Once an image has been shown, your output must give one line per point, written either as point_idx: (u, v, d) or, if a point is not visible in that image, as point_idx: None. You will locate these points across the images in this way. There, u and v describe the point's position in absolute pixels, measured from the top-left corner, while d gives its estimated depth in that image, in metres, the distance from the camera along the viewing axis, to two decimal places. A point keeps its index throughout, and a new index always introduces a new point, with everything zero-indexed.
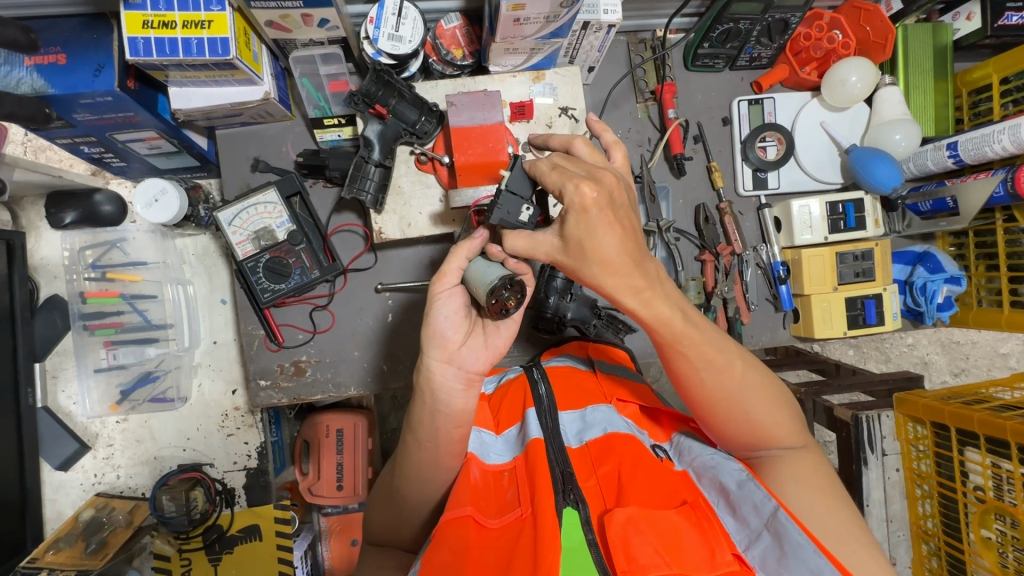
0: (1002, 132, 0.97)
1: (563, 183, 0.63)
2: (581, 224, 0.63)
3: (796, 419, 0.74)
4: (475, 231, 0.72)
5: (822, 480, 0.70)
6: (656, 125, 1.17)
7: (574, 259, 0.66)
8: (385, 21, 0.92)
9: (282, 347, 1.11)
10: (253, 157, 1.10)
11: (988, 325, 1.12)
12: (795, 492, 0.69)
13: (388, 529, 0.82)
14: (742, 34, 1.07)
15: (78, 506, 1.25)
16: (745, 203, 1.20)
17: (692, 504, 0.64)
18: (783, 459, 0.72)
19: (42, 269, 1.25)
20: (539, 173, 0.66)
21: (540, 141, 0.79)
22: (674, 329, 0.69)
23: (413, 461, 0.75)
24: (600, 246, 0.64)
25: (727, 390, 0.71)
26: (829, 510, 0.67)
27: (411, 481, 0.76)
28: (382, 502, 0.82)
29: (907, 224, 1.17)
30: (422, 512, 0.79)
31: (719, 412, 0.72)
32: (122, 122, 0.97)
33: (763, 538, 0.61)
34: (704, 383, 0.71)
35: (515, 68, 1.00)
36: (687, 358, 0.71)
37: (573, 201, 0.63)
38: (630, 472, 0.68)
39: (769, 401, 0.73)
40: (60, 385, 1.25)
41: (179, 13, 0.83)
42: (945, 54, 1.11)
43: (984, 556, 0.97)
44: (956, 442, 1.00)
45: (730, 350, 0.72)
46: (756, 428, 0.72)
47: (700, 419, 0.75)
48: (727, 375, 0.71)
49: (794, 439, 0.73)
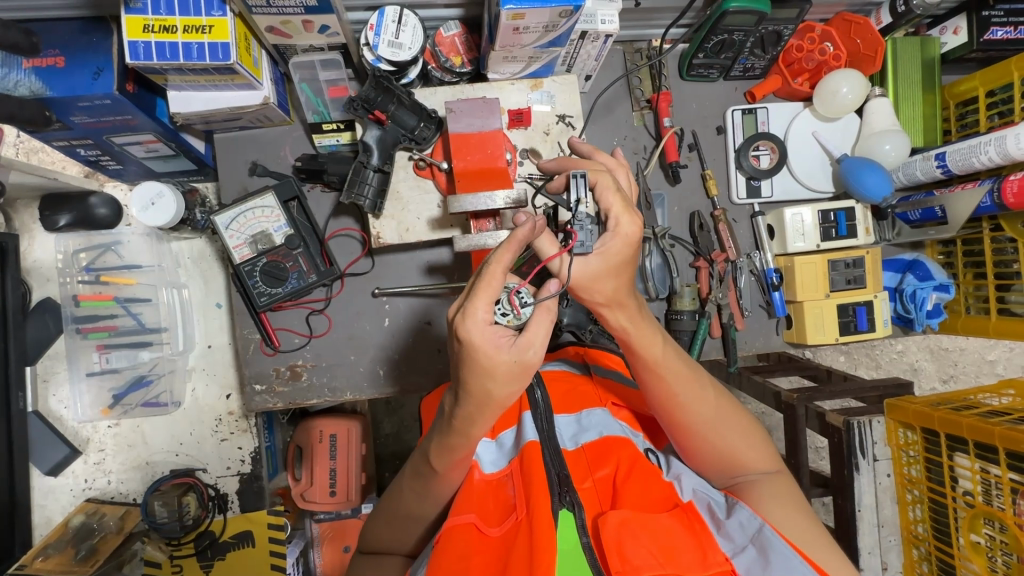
0: (989, 144, 0.99)
1: (623, 215, 0.66)
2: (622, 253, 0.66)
3: (767, 444, 0.75)
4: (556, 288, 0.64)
5: (797, 501, 0.71)
6: (652, 133, 1.19)
7: (592, 277, 0.66)
8: (385, 28, 0.93)
9: (278, 351, 1.11)
10: (251, 161, 1.10)
11: (976, 332, 1.14)
12: (777, 514, 0.68)
13: (390, 540, 0.81)
14: (736, 45, 1.09)
15: (69, 512, 1.23)
16: (739, 210, 1.22)
17: (685, 506, 0.65)
18: (759, 483, 0.72)
19: (35, 272, 1.23)
20: (602, 194, 0.67)
21: (587, 150, 0.82)
22: (655, 352, 0.70)
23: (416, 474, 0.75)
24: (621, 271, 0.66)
25: (703, 413, 0.72)
26: (806, 530, 0.67)
27: (415, 495, 0.76)
28: (383, 513, 0.80)
29: (896, 232, 1.19)
30: (422, 524, 0.79)
31: (695, 436, 0.73)
32: (120, 125, 0.97)
33: (748, 551, 0.61)
34: (682, 408, 0.72)
35: (514, 75, 1.02)
36: (664, 384, 0.71)
37: (621, 231, 0.66)
38: (625, 476, 0.68)
39: (739, 426, 0.74)
40: (51, 390, 1.24)
41: (180, 18, 0.83)
42: (933, 67, 1.14)
43: (972, 560, 0.98)
44: (945, 448, 1.03)
45: (701, 375, 0.74)
46: (731, 452, 0.73)
47: (678, 444, 0.75)
48: (702, 399, 0.72)
49: (766, 463, 0.74)
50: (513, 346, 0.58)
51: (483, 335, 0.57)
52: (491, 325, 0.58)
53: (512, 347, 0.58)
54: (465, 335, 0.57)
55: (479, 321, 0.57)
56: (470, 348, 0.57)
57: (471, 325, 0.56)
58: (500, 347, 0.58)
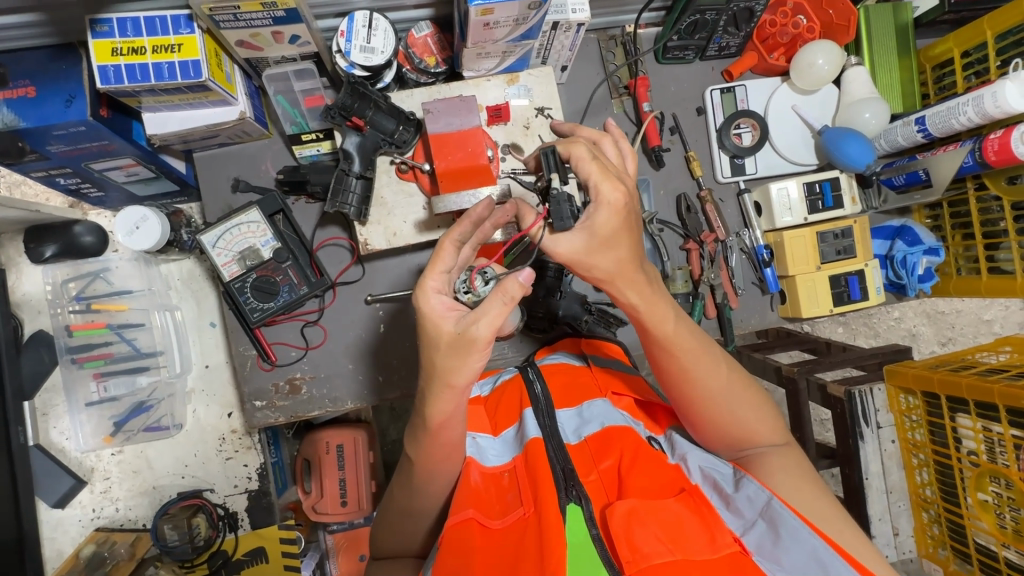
0: (967, 104, 0.99)
1: (603, 181, 0.64)
2: (610, 221, 0.64)
3: (778, 418, 0.75)
4: (523, 279, 0.59)
5: (807, 474, 0.70)
6: (632, 119, 1.18)
7: (587, 254, 0.65)
8: (356, 33, 0.92)
9: (276, 365, 1.10)
10: (233, 177, 1.10)
11: (969, 293, 1.14)
12: (786, 485, 0.69)
13: (394, 540, 0.81)
14: (709, 25, 1.09)
15: (79, 543, 1.22)
16: (725, 189, 1.22)
17: (691, 490, 0.64)
18: (768, 456, 0.72)
19: (25, 304, 1.22)
20: (580, 165, 0.65)
21: (568, 128, 0.82)
22: (667, 328, 0.70)
23: (411, 468, 0.75)
24: (612, 242, 0.65)
25: (715, 388, 0.72)
26: (814, 500, 0.67)
27: (412, 490, 0.76)
28: (387, 509, 0.81)
29: (883, 199, 1.19)
30: (425, 521, 0.79)
31: (706, 411, 0.72)
32: (98, 151, 0.96)
33: (759, 526, 0.61)
34: (694, 382, 0.71)
35: (489, 71, 1.01)
36: (676, 358, 0.71)
37: (603, 199, 0.64)
38: (629, 466, 0.68)
39: (751, 401, 0.74)
40: (51, 422, 1.23)
41: (148, 38, 0.82)
42: (907, 31, 1.14)
43: (982, 518, 0.99)
44: (947, 409, 1.03)
45: (713, 350, 0.73)
46: (740, 426, 0.72)
47: (687, 419, 0.75)
48: (715, 373, 0.72)
49: (776, 436, 0.74)
50: (462, 319, 0.60)
51: (430, 303, 0.62)
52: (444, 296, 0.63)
53: (460, 320, 0.60)
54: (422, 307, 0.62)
55: (431, 291, 0.62)
56: (420, 318, 0.62)
57: (421, 295, 0.62)
58: (446, 318, 0.61)
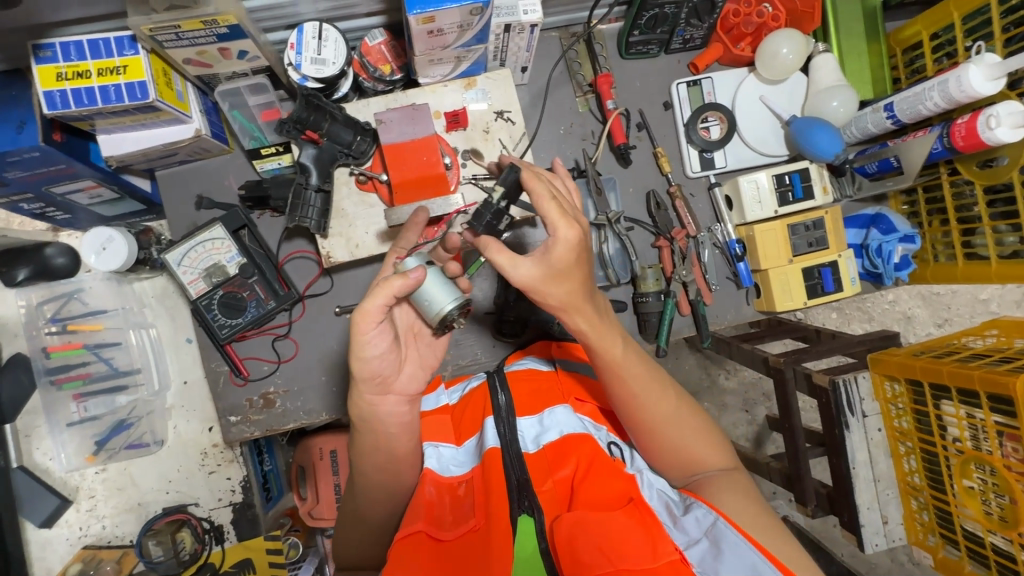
0: (933, 89, 0.97)
1: (560, 221, 0.63)
2: (564, 259, 0.63)
3: (725, 445, 0.74)
4: (408, 273, 0.64)
5: (755, 496, 0.69)
6: (598, 117, 1.17)
7: (541, 280, 0.64)
8: (306, 45, 0.91)
9: (249, 380, 1.11)
10: (196, 195, 1.10)
11: (946, 279, 1.12)
12: (737, 503, 0.66)
13: (354, 548, 0.82)
14: (669, 18, 1.07)
15: (67, 561, 1.24)
16: (695, 184, 1.20)
17: (638, 501, 0.64)
18: (719, 478, 0.70)
19: (2, 328, 1.23)
20: (537, 204, 0.63)
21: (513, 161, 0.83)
22: (615, 352, 0.70)
23: (361, 474, 0.75)
24: (563, 277, 0.65)
25: (660, 411, 0.72)
26: (762, 518, 0.65)
27: (363, 495, 0.77)
28: (343, 516, 0.82)
29: (857, 187, 1.16)
30: (381, 527, 0.80)
31: (652, 432, 0.73)
32: (56, 175, 0.95)
33: (701, 543, 0.60)
34: (640, 404, 0.72)
35: (446, 77, 1.00)
36: (623, 380, 0.71)
37: (561, 236, 0.63)
38: (583, 476, 0.68)
39: (696, 427, 0.74)
40: (34, 443, 1.24)
41: (92, 62, 0.82)
42: (875, 16, 1.12)
43: (967, 506, 0.98)
44: (930, 396, 1.02)
45: (660, 376, 0.74)
46: (686, 448, 0.72)
47: (638, 440, 0.74)
48: (660, 396, 0.73)
49: (724, 461, 0.73)
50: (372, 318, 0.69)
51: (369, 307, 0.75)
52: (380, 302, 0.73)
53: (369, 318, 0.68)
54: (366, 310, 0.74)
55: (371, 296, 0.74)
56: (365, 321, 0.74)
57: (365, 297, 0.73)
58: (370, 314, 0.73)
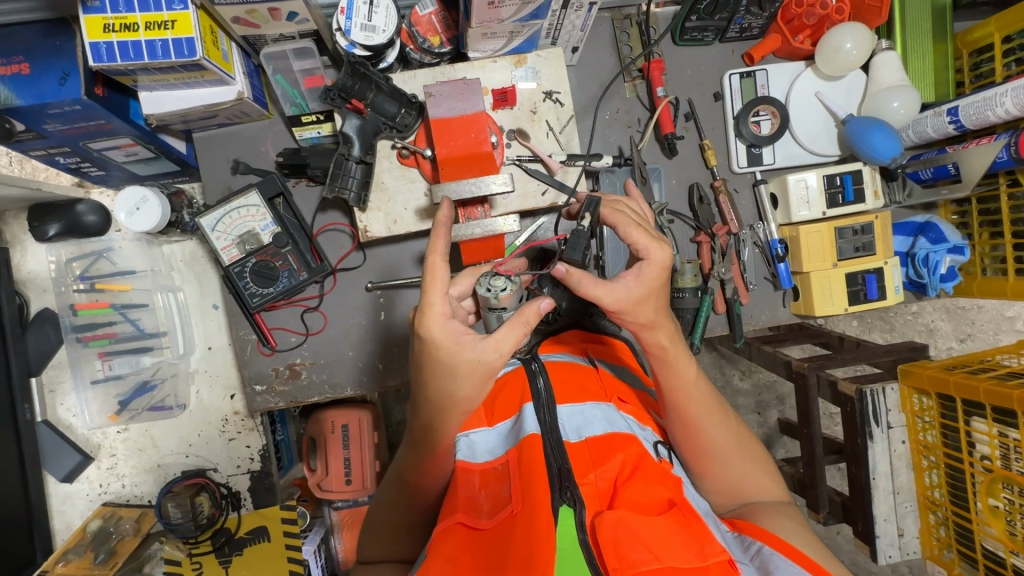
0: (1006, 94, 0.92)
1: (651, 246, 0.70)
2: (658, 275, 0.70)
3: (771, 474, 0.77)
4: (545, 309, 0.67)
5: (802, 521, 0.70)
6: (646, 103, 1.14)
7: (632, 303, 0.69)
8: (357, 10, 0.88)
9: (276, 351, 1.10)
10: (233, 158, 1.08)
11: (993, 294, 1.08)
12: (789, 526, 0.67)
13: (399, 522, 0.84)
14: (730, 4, 1.03)
15: (87, 516, 1.25)
16: (740, 179, 1.17)
17: (681, 505, 0.63)
18: (769, 505, 0.72)
19: (30, 282, 1.23)
20: (626, 232, 0.71)
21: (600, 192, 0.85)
22: (685, 375, 0.74)
23: (422, 449, 0.76)
24: (653, 296, 0.70)
25: (715, 434, 0.75)
26: (811, 539, 0.66)
27: (416, 465, 0.78)
28: (391, 475, 0.85)
29: (907, 194, 1.12)
30: (430, 496, 0.81)
31: (705, 454, 0.75)
32: (95, 130, 0.94)
33: (748, 566, 0.62)
34: (700, 425, 0.74)
35: (496, 52, 0.97)
36: (686, 398, 0.74)
37: (653, 259, 0.70)
38: (627, 478, 0.66)
39: (746, 454, 0.77)
40: (58, 399, 1.25)
41: (140, 15, 0.79)
42: (944, 15, 1.08)
43: (991, 525, 0.95)
44: (961, 413, 0.98)
45: (723, 407, 0.77)
46: (734, 473, 0.75)
47: (691, 463, 0.77)
48: (717, 419, 0.75)
49: (770, 489, 0.75)
50: (474, 346, 0.66)
51: (443, 330, 0.65)
52: (450, 321, 0.66)
53: (473, 345, 0.65)
54: (426, 332, 0.66)
55: (437, 318, 0.65)
56: (434, 343, 0.65)
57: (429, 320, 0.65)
58: (457, 340, 0.65)
